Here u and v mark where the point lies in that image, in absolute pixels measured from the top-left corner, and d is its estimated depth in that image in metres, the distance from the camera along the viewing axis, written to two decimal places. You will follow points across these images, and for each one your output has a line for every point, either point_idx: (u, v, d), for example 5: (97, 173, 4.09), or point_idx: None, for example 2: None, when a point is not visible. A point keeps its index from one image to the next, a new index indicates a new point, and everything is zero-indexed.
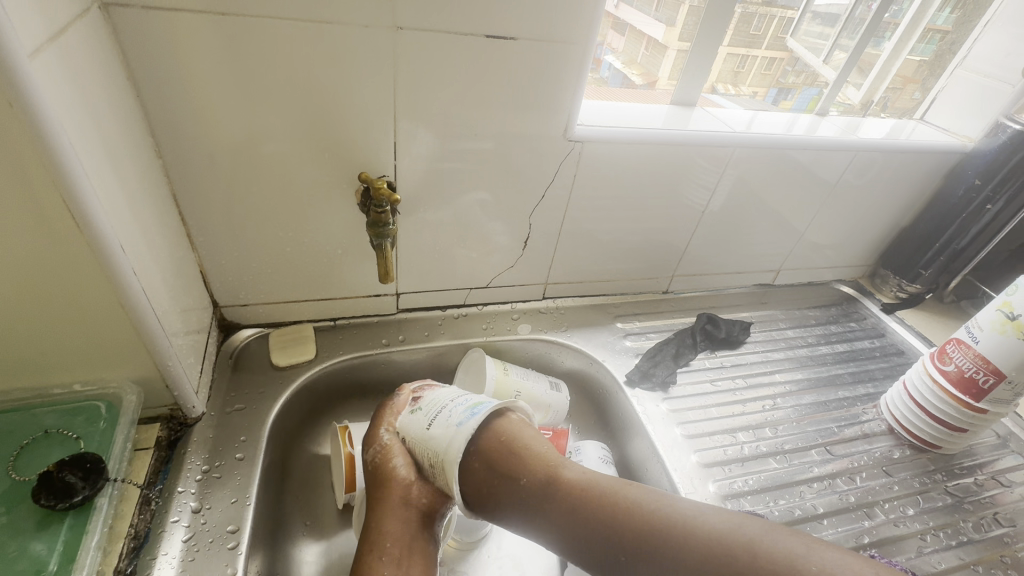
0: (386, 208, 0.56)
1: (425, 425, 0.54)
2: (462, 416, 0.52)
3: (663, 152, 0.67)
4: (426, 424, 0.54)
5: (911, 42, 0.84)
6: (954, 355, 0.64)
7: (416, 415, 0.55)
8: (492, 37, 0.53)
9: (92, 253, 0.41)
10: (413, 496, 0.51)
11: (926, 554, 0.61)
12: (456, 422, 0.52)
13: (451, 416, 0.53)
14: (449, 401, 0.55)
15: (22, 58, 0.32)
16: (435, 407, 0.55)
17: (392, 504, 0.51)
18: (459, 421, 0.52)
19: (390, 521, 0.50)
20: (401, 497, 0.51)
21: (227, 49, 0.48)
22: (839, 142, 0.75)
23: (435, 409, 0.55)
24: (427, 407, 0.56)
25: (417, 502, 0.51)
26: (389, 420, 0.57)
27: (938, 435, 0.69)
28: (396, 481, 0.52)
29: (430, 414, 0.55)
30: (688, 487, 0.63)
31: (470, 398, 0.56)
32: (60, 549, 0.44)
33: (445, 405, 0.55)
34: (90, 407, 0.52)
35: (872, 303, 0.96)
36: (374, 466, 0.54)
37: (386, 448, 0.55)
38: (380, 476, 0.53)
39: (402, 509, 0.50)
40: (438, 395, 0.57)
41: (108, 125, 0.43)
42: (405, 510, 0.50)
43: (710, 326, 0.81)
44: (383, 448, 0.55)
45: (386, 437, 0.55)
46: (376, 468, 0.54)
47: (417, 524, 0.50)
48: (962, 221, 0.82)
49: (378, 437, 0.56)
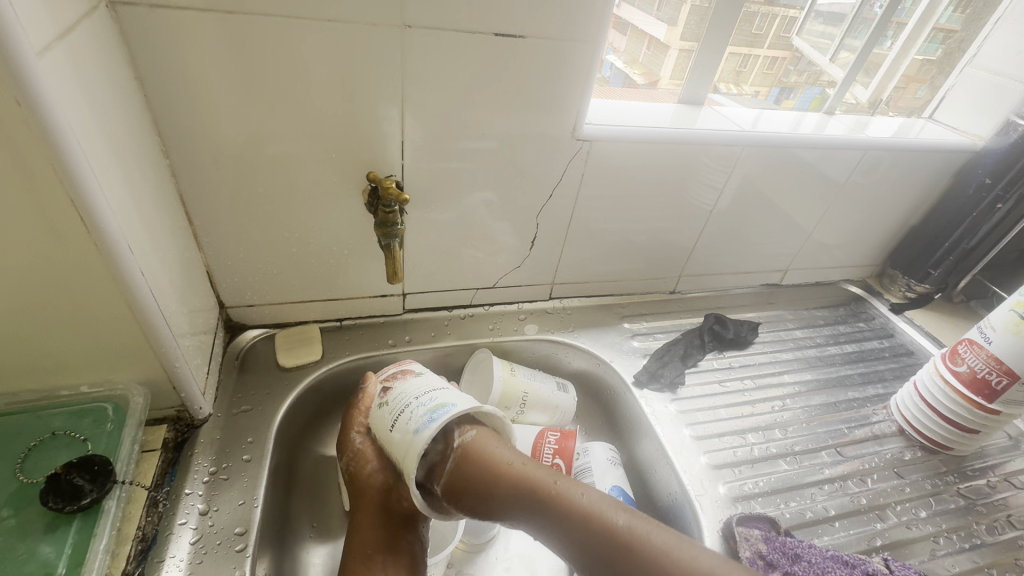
0: (394, 207, 0.56)
1: (390, 424, 0.51)
2: (421, 420, 0.49)
3: (671, 152, 0.67)
4: (391, 424, 0.51)
5: (918, 41, 0.83)
6: (966, 355, 0.64)
7: (382, 414, 0.53)
8: (501, 34, 0.52)
9: (101, 254, 0.41)
10: (390, 497, 0.51)
11: (939, 557, 0.60)
12: (415, 427, 0.49)
13: (412, 418, 0.50)
14: (414, 399, 0.51)
15: (31, 57, 0.32)
16: (399, 404, 0.52)
17: (366, 508, 0.51)
18: (417, 426, 0.49)
19: (367, 526, 0.50)
20: (377, 502, 0.51)
21: (233, 48, 0.47)
22: (847, 141, 0.74)
23: (399, 407, 0.51)
24: (393, 403, 0.53)
25: (396, 505, 0.51)
26: (359, 422, 0.56)
27: (949, 436, 0.68)
28: (370, 486, 0.51)
29: (395, 412, 0.52)
30: (698, 489, 0.62)
31: (436, 397, 0.51)
32: (68, 552, 0.44)
33: (409, 403, 0.51)
34: (97, 409, 0.52)
35: (880, 303, 0.96)
36: (350, 471, 0.54)
37: (358, 453, 0.54)
38: (357, 482, 0.53)
39: (378, 513, 0.50)
40: (407, 388, 0.53)
41: (116, 124, 0.42)
42: (383, 514, 0.50)
43: (718, 326, 0.81)
44: (355, 452, 0.54)
45: (357, 441, 0.55)
46: (353, 474, 0.54)
47: (394, 526, 0.50)
48: (972, 220, 0.82)
49: (350, 442, 0.55)
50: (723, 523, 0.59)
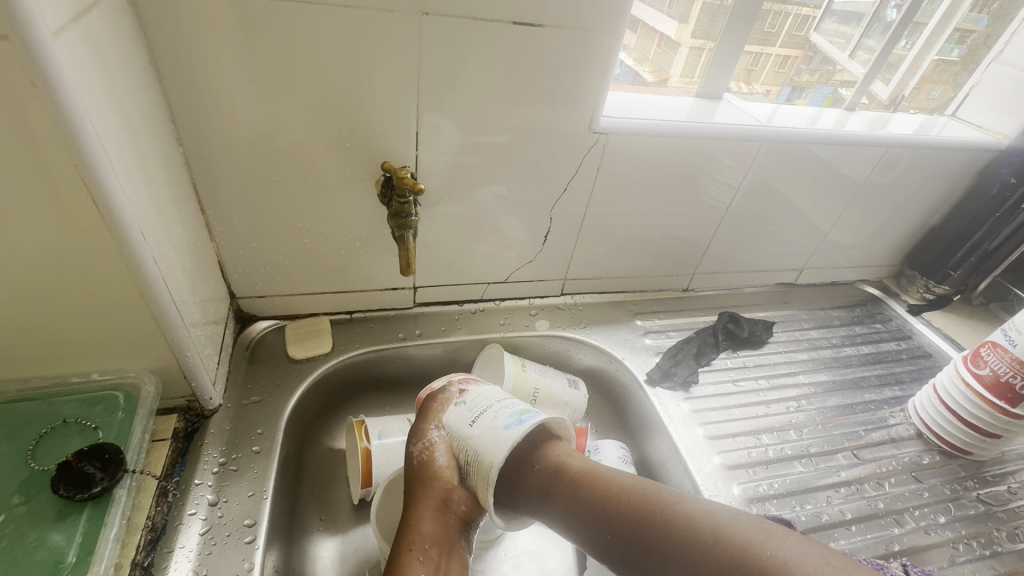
0: (409, 198, 0.55)
1: (468, 421, 0.52)
2: (509, 420, 0.50)
3: (687, 147, 0.66)
4: (469, 420, 0.52)
5: (942, 38, 0.81)
6: (989, 358, 0.62)
7: (461, 409, 0.53)
8: (520, 23, 0.51)
9: (115, 239, 0.40)
10: (454, 500, 0.49)
11: (958, 563, 0.59)
12: (502, 425, 0.50)
13: (496, 418, 0.51)
14: (496, 401, 0.53)
15: (48, 36, 0.31)
16: (482, 403, 0.53)
17: (430, 504, 0.48)
18: (505, 424, 0.50)
19: (428, 521, 0.47)
20: (442, 500, 0.49)
21: (249, 34, 0.47)
22: (866, 138, 0.73)
23: (480, 406, 0.53)
24: (472, 401, 0.54)
25: (458, 508, 0.49)
26: (438, 417, 0.54)
27: (970, 441, 0.66)
28: (438, 484, 0.49)
29: (475, 410, 0.53)
30: (712, 490, 0.61)
31: (517, 405, 0.53)
32: (79, 541, 0.44)
33: (492, 404, 0.53)
34: (108, 397, 0.52)
35: (898, 304, 0.94)
36: (419, 464, 0.51)
37: (432, 447, 0.52)
38: (422, 476, 0.50)
39: (441, 512, 0.48)
40: (485, 392, 0.55)
41: (131, 110, 0.42)
42: (444, 513, 0.48)
43: (732, 325, 0.80)
44: (429, 446, 0.52)
45: (433, 436, 0.53)
46: (419, 466, 0.51)
47: (454, 529, 0.48)
48: (996, 220, 0.80)
49: (426, 434, 0.53)
50: None
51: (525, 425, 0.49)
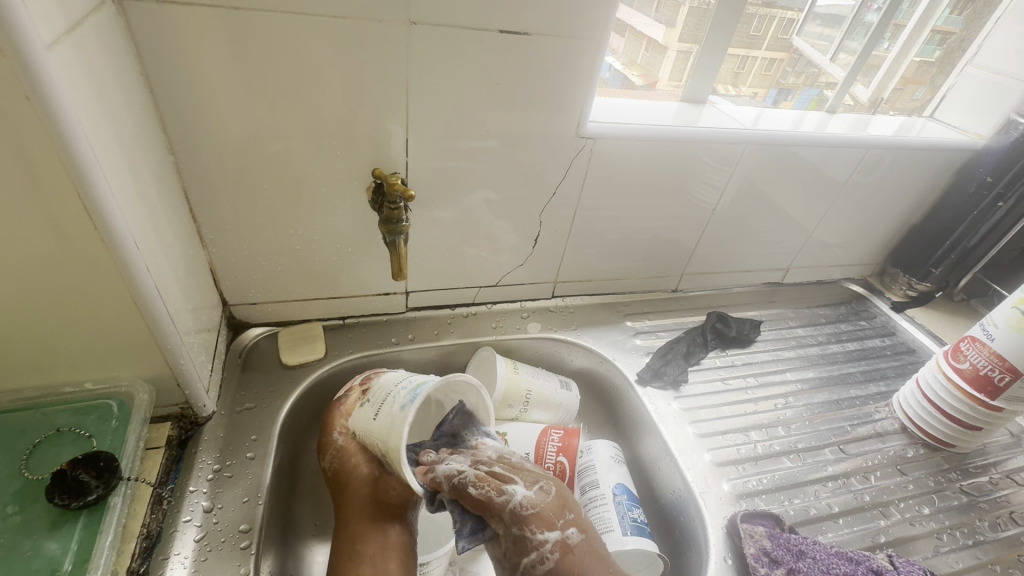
0: (400, 204, 0.56)
1: (372, 415, 0.53)
2: (405, 398, 0.52)
3: (673, 150, 0.67)
4: (373, 414, 0.54)
5: (918, 41, 0.84)
6: (968, 353, 0.64)
7: (364, 409, 0.55)
8: (507, 32, 0.53)
9: (108, 248, 0.41)
10: (381, 492, 0.52)
11: (942, 553, 0.60)
12: (400, 404, 0.52)
13: (395, 402, 0.53)
14: (394, 386, 0.55)
15: (41, 50, 0.32)
16: (383, 393, 0.55)
17: (355, 507, 0.52)
18: (402, 404, 0.52)
19: (359, 525, 0.51)
20: (365, 498, 0.52)
21: (241, 45, 0.47)
22: (848, 140, 0.75)
23: (381, 397, 0.54)
24: (374, 397, 0.55)
25: (386, 499, 0.52)
26: (341, 422, 0.57)
27: (952, 433, 0.68)
28: (359, 486, 0.53)
29: (376, 403, 0.54)
30: (702, 487, 0.62)
31: (416, 379, 0.55)
32: (75, 549, 0.44)
33: (392, 390, 0.54)
34: (102, 406, 0.52)
35: (881, 301, 0.96)
36: (333, 470, 0.55)
37: (341, 451, 0.55)
38: (342, 480, 0.54)
39: (369, 508, 0.52)
40: (386, 380, 0.56)
41: (123, 121, 0.42)
42: (374, 508, 0.52)
43: (720, 325, 0.81)
44: (337, 450, 0.55)
45: (340, 439, 0.56)
46: (335, 473, 0.54)
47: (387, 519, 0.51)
48: (974, 218, 0.82)
49: (332, 441, 0.56)
50: (727, 520, 0.59)
51: (418, 398, 0.51)
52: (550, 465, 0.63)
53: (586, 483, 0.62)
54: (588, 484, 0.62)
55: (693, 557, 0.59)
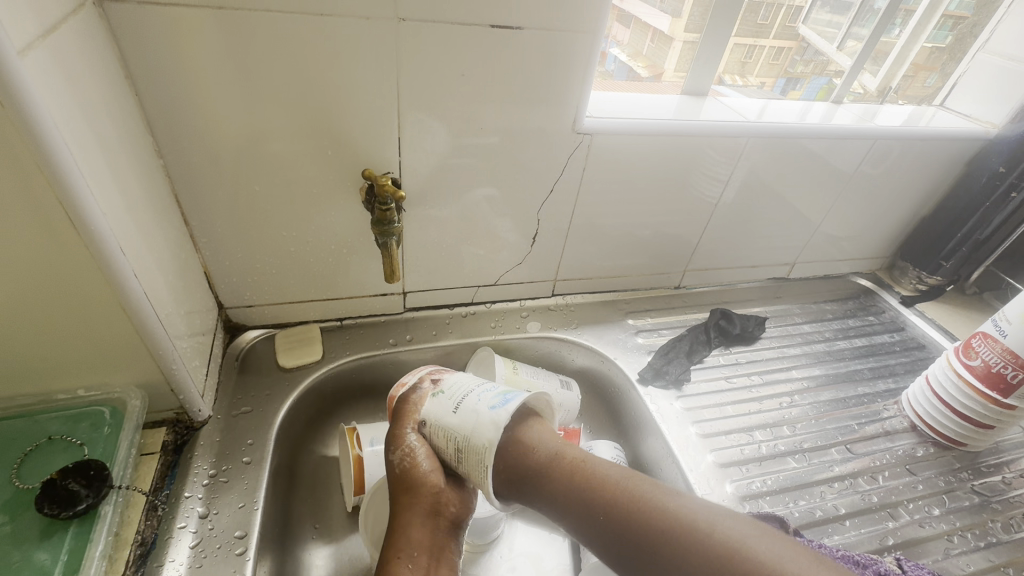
0: (391, 204, 0.55)
1: (451, 408, 0.51)
2: (494, 401, 0.50)
3: (672, 144, 0.65)
4: (451, 407, 0.51)
5: (928, 27, 0.80)
6: (980, 349, 0.62)
7: (437, 400, 0.52)
8: (497, 26, 0.51)
9: (92, 254, 0.40)
10: (442, 503, 0.49)
11: (953, 556, 0.59)
12: (487, 406, 0.50)
13: (480, 400, 0.51)
14: (476, 386, 0.53)
15: (13, 55, 0.31)
16: (461, 391, 0.52)
17: (417, 511, 0.48)
18: (491, 405, 0.50)
19: (417, 528, 0.48)
20: (429, 505, 0.49)
21: (227, 44, 0.47)
22: (855, 130, 0.73)
23: (460, 393, 0.52)
24: (451, 389, 0.53)
25: (448, 511, 0.49)
26: (414, 417, 0.53)
27: (962, 431, 0.66)
28: (425, 490, 0.49)
29: (456, 397, 0.52)
30: (705, 488, 0.61)
31: (498, 386, 0.53)
32: (65, 559, 0.44)
33: (471, 389, 0.52)
34: (95, 412, 0.52)
35: (891, 295, 0.94)
36: (402, 469, 0.50)
37: (413, 451, 0.51)
38: (408, 482, 0.50)
39: (430, 517, 0.48)
40: (461, 379, 0.54)
41: (105, 126, 0.42)
42: (434, 520, 0.48)
43: (724, 322, 0.80)
44: (410, 450, 0.51)
45: (412, 438, 0.52)
46: (403, 472, 0.50)
47: (444, 533, 0.49)
48: (986, 209, 0.80)
49: (405, 438, 0.52)
50: None
51: (514, 403, 0.49)
52: None
53: None
54: None
55: None
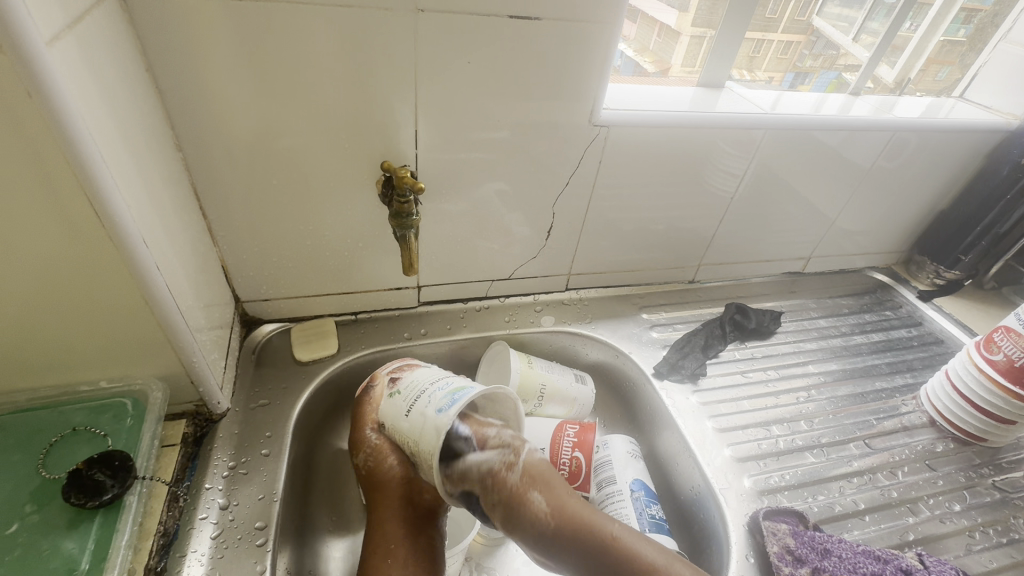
0: (409, 197, 0.55)
1: (404, 410, 0.51)
2: (442, 402, 0.49)
3: (688, 137, 0.65)
4: (404, 410, 0.51)
5: (946, 19, 0.79)
6: (1002, 343, 0.61)
7: (392, 401, 0.52)
8: (516, 16, 0.51)
9: (117, 246, 0.40)
10: (412, 493, 0.50)
11: (975, 552, 0.58)
12: (435, 408, 0.49)
13: (430, 402, 0.49)
14: (429, 384, 0.51)
15: (42, 45, 0.31)
16: (412, 392, 0.52)
17: (387, 506, 0.49)
18: (437, 408, 0.48)
19: (388, 522, 0.49)
20: (398, 497, 0.50)
21: (247, 36, 0.46)
22: (873, 122, 0.72)
23: (413, 394, 0.51)
24: (405, 389, 0.52)
25: (418, 500, 0.50)
26: (371, 416, 0.54)
27: (983, 427, 0.66)
28: (391, 483, 0.50)
29: (409, 398, 0.51)
30: (723, 483, 0.61)
31: (452, 382, 0.51)
32: (92, 548, 0.44)
33: (424, 388, 0.51)
34: (117, 404, 0.52)
35: (907, 290, 0.93)
36: (367, 469, 0.52)
37: (375, 450, 0.52)
38: (375, 480, 0.51)
39: (400, 508, 0.49)
40: (417, 376, 0.53)
41: (128, 118, 0.42)
42: (406, 510, 0.49)
43: (740, 316, 0.79)
44: (371, 449, 0.52)
45: (373, 437, 0.53)
46: (369, 472, 0.52)
47: (419, 521, 0.49)
48: (1007, 203, 0.78)
49: (365, 438, 0.53)
50: (749, 517, 0.57)
51: (458, 406, 0.47)
52: (566, 460, 0.62)
53: (602, 478, 0.61)
54: (604, 480, 0.61)
55: (714, 555, 0.57)
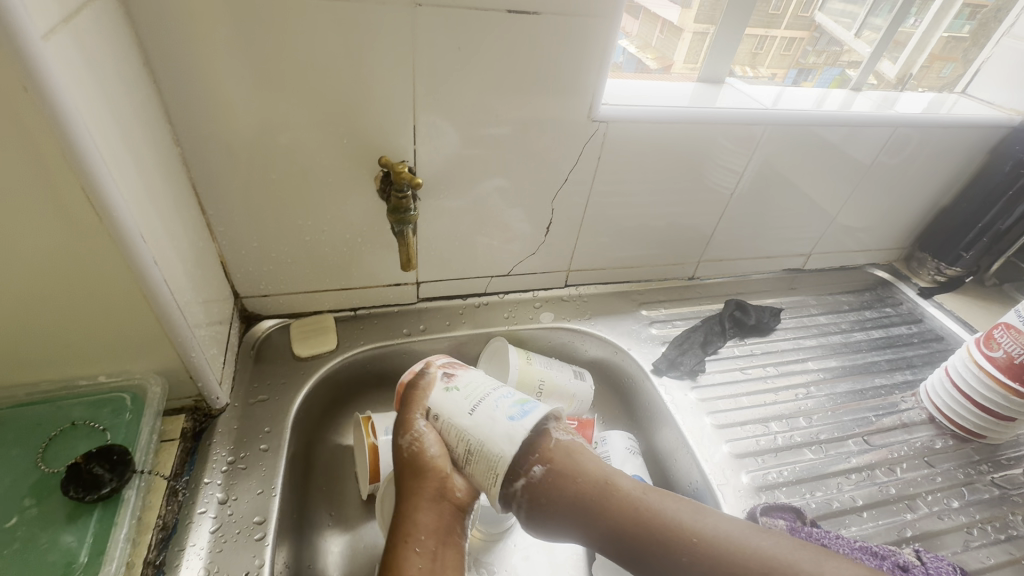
0: (407, 193, 0.55)
1: (466, 409, 0.50)
2: (513, 410, 0.49)
3: (687, 133, 0.65)
4: (467, 408, 0.50)
5: (948, 15, 0.78)
6: (1002, 340, 0.61)
7: (454, 396, 0.51)
8: (515, 11, 0.51)
9: (114, 241, 0.40)
10: (450, 488, 0.49)
11: (973, 548, 0.58)
12: (505, 415, 0.49)
13: (498, 408, 0.49)
14: (493, 390, 0.52)
15: (38, 41, 0.31)
16: (475, 393, 0.51)
17: (424, 496, 0.48)
18: (510, 415, 0.48)
19: (424, 512, 0.47)
20: (437, 490, 0.48)
21: (245, 30, 0.46)
22: (874, 118, 0.71)
23: (478, 395, 0.51)
24: (466, 389, 0.52)
25: (453, 496, 0.48)
26: (422, 404, 0.52)
27: (982, 424, 0.65)
28: (433, 474, 0.49)
29: (471, 399, 0.51)
30: (720, 479, 0.61)
31: (514, 393, 0.52)
32: (90, 541, 0.45)
33: (489, 393, 0.51)
34: (116, 399, 0.52)
35: (908, 287, 0.92)
36: (411, 454, 0.50)
37: (422, 437, 0.51)
38: (416, 467, 0.49)
39: (440, 502, 0.48)
40: (477, 379, 0.53)
41: (125, 114, 0.42)
42: (441, 504, 0.48)
43: (739, 313, 0.79)
44: (418, 436, 0.51)
45: (421, 425, 0.51)
46: (412, 458, 0.50)
47: (451, 518, 0.48)
48: (1008, 199, 0.78)
49: (413, 425, 0.51)
50: (746, 513, 0.57)
51: (532, 417, 0.48)
52: None
53: None
54: None
55: None
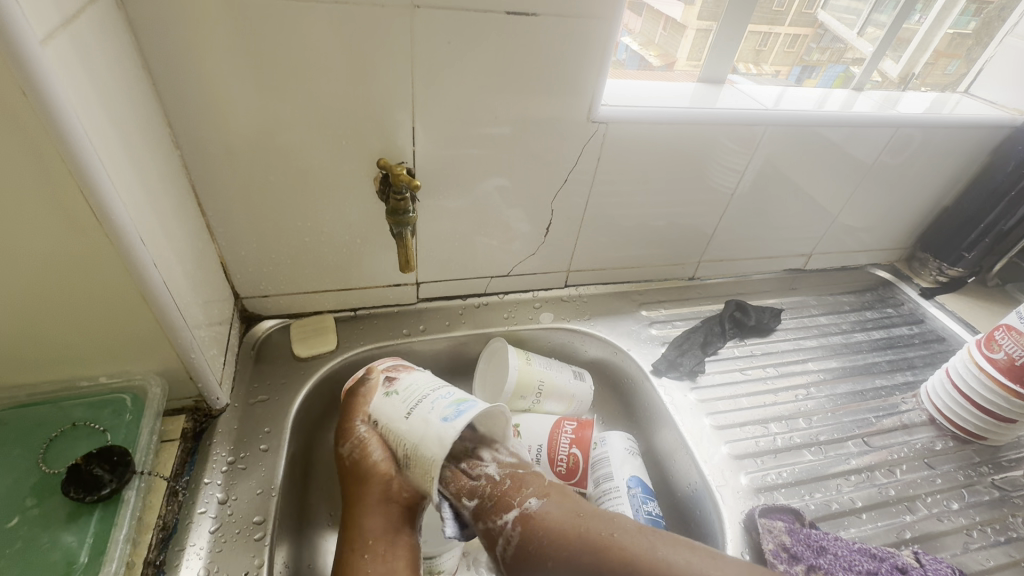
0: (405, 194, 0.55)
1: (403, 413, 0.51)
2: (446, 411, 0.50)
3: (687, 133, 0.64)
4: (404, 412, 0.51)
5: (950, 13, 0.78)
6: (1003, 341, 0.61)
7: (391, 401, 0.53)
8: (513, 12, 0.51)
9: (114, 243, 0.41)
10: (394, 490, 0.50)
11: (972, 550, 0.58)
12: (439, 416, 0.50)
13: (433, 408, 0.50)
14: (431, 391, 0.53)
15: (36, 45, 0.31)
16: (413, 396, 0.53)
17: (369, 501, 0.49)
18: (442, 416, 0.49)
19: (368, 517, 0.49)
20: (380, 493, 0.49)
21: (243, 32, 0.46)
22: (876, 117, 0.71)
23: (415, 398, 0.52)
24: (405, 393, 0.53)
25: (399, 497, 0.49)
26: (363, 410, 0.54)
27: (983, 425, 0.65)
28: (374, 477, 0.50)
29: (409, 402, 0.52)
30: (719, 480, 0.61)
31: (454, 393, 0.53)
32: (90, 541, 0.45)
33: (426, 394, 0.52)
34: (116, 399, 0.52)
35: (910, 287, 0.92)
36: (353, 461, 0.52)
37: (363, 442, 0.52)
38: (358, 472, 0.51)
39: (382, 504, 0.49)
40: (417, 382, 0.54)
41: (124, 117, 0.42)
42: (386, 506, 0.49)
43: (739, 313, 0.79)
44: (359, 441, 0.52)
45: (362, 430, 0.53)
46: (354, 464, 0.52)
47: (398, 519, 0.49)
48: (1011, 199, 0.78)
49: (355, 430, 0.53)
50: (745, 515, 0.57)
51: (465, 416, 0.49)
52: (563, 457, 0.62)
53: (599, 475, 0.61)
54: (602, 476, 0.61)
55: None
